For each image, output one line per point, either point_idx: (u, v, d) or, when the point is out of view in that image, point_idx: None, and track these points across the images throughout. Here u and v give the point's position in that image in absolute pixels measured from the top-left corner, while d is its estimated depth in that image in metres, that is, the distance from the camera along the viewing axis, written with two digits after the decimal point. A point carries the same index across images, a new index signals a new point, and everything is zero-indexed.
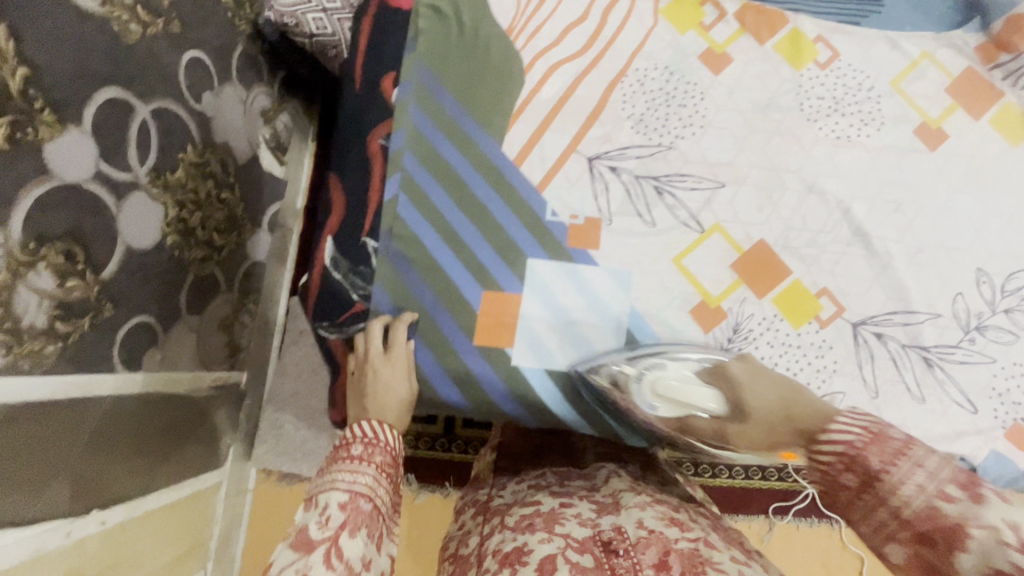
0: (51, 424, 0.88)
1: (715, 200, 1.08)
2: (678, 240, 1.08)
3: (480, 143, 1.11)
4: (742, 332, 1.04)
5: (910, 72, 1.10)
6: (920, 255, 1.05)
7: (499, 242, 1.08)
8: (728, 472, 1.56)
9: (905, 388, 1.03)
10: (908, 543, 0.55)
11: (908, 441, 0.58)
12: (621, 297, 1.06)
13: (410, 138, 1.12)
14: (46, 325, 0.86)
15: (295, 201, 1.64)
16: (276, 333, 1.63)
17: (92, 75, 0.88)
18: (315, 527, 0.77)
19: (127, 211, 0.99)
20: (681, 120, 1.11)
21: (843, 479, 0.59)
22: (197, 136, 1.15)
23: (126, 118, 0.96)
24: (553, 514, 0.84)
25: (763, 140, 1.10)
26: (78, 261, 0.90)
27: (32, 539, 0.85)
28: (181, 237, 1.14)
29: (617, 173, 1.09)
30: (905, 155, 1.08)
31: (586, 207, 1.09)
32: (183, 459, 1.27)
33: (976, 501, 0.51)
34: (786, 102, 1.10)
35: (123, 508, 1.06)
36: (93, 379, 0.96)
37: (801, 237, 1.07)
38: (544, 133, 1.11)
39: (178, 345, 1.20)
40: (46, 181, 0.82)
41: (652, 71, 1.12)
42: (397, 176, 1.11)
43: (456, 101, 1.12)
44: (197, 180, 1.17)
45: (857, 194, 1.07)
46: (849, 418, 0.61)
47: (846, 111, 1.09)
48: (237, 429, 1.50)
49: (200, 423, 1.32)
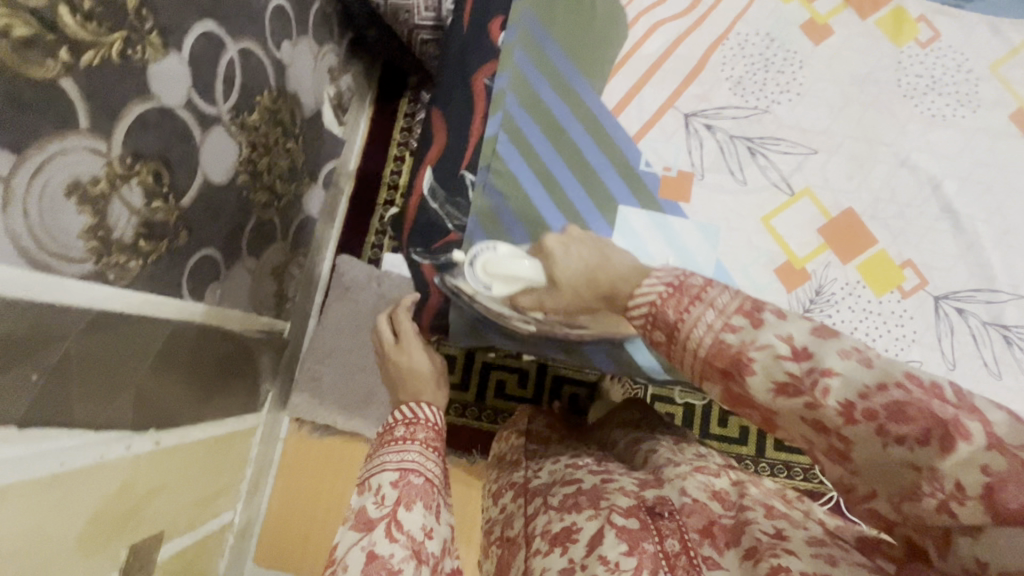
0: (123, 338, 0.86)
1: (807, 165, 0.92)
2: (767, 200, 0.91)
3: (581, 91, 0.92)
4: (825, 296, 0.88)
5: (1017, 53, 0.91)
6: (1011, 236, 0.88)
7: (600, 196, 0.91)
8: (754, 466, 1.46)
9: (982, 364, 0.86)
10: (718, 381, 0.51)
11: (708, 284, 0.53)
12: (708, 251, 0.90)
13: (514, 78, 0.91)
14: (132, 241, 0.84)
15: (349, 162, 1.62)
16: (320, 290, 1.60)
17: (194, 4, 0.88)
18: (372, 506, 0.73)
19: (210, 144, 0.98)
20: (778, 85, 0.93)
21: (654, 336, 0.55)
22: (272, 83, 1.16)
23: (217, 53, 0.96)
24: (597, 489, 0.78)
25: (859, 112, 0.92)
26: (164, 184, 0.89)
27: (95, 446, 0.84)
28: (250, 179, 1.14)
29: (713, 131, 0.93)
30: (1000, 139, 0.90)
31: (681, 161, 0.92)
32: (231, 395, 1.24)
33: (754, 325, 0.49)
34: (884, 76, 0.92)
35: (175, 433, 1.05)
36: (161, 298, 0.94)
37: (890, 208, 0.90)
38: (646, 88, 0.93)
39: (237, 282, 1.18)
40: (148, 101, 0.82)
41: (753, 37, 0.94)
42: (498, 116, 0.90)
43: (560, 44, 0.92)
44: (268, 126, 1.17)
45: (949, 169, 0.90)
46: (659, 276, 0.56)
47: (944, 90, 0.92)
48: (277, 375, 1.44)
49: (248, 364, 1.29)
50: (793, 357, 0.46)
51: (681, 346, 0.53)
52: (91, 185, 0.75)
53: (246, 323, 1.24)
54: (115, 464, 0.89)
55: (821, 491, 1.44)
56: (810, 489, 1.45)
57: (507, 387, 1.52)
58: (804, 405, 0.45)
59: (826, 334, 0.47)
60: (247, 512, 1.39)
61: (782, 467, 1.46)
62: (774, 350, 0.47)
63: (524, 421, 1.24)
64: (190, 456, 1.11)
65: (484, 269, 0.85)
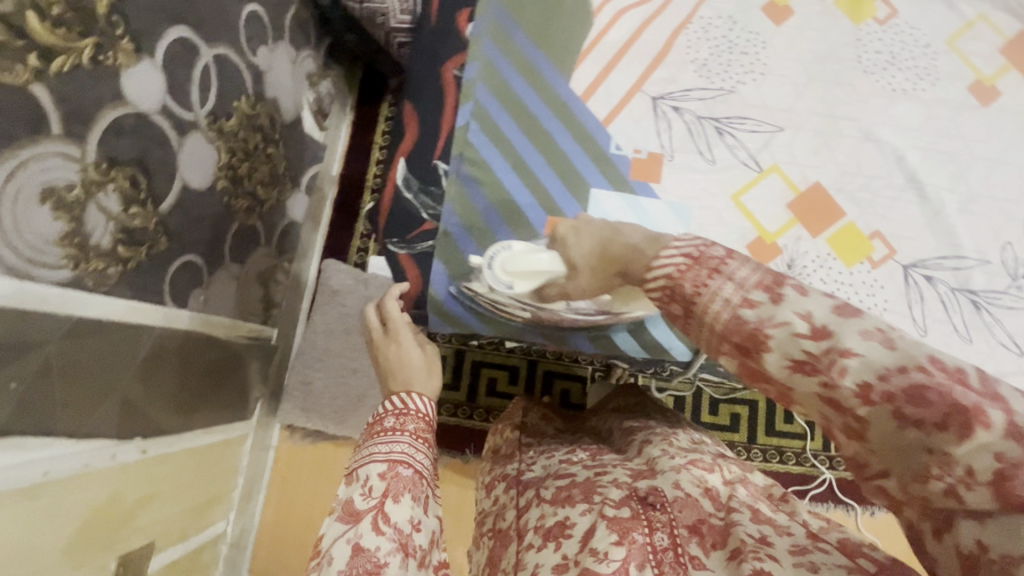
0: (105, 346, 0.85)
1: (773, 143, 1.11)
2: (734, 178, 1.10)
3: (548, 79, 1.14)
4: (797, 269, 1.06)
5: (965, 32, 1.12)
6: (970, 204, 1.07)
7: (562, 167, 1.11)
8: (746, 453, 1.47)
9: (953, 328, 1.03)
10: (734, 355, 0.54)
11: (727, 255, 0.56)
12: (676, 227, 1.08)
13: (484, 70, 1.15)
14: (110, 247, 0.84)
15: (331, 168, 1.62)
16: (306, 295, 1.58)
17: (165, 10, 0.88)
18: (360, 497, 0.74)
19: (188, 150, 0.98)
20: (743, 66, 1.14)
21: (670, 309, 0.59)
22: (250, 88, 1.16)
23: (191, 58, 0.96)
24: (589, 483, 0.78)
25: (823, 89, 1.13)
26: (142, 190, 0.89)
27: (80, 455, 0.83)
28: (231, 184, 1.14)
29: (680, 113, 1.13)
30: (961, 112, 1.10)
31: (649, 143, 1.12)
32: (219, 404, 1.23)
33: (774, 300, 0.52)
34: (844, 54, 1.13)
35: (162, 442, 1.04)
36: (144, 306, 0.93)
37: (857, 181, 1.09)
38: (611, 73, 1.14)
39: (221, 288, 1.17)
40: (122, 106, 0.82)
41: (715, 20, 1.15)
42: (469, 105, 1.14)
43: (531, 42, 1.16)
44: (247, 131, 1.17)
45: (912, 142, 1.10)
46: (676, 246, 0.59)
47: (902, 66, 1.12)
48: (267, 383, 1.44)
49: (237, 372, 1.28)
50: (812, 335, 0.49)
51: (697, 320, 0.57)
52: (66, 191, 0.75)
53: (232, 329, 1.23)
54: (99, 477, 0.88)
55: (813, 473, 1.46)
56: (802, 472, 1.46)
57: (499, 384, 1.52)
58: (820, 382, 0.49)
59: (848, 314, 0.50)
60: (240, 522, 1.38)
61: (775, 453, 1.47)
62: (792, 327, 0.50)
63: (519, 413, 1.23)
64: (179, 464, 1.10)
65: (504, 269, 0.93)
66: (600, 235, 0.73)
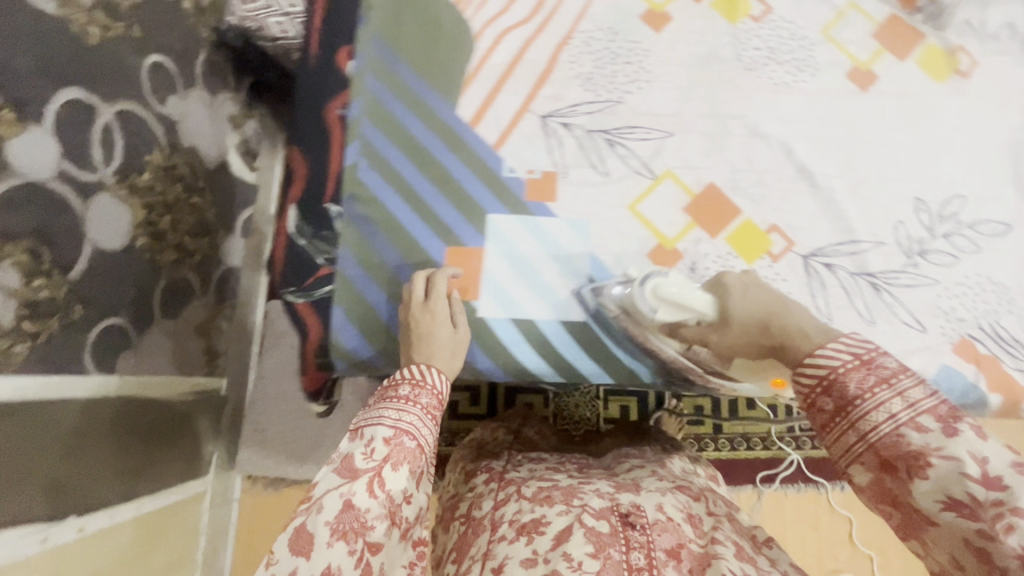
0: (21, 426, 0.82)
1: (665, 149, 1.02)
2: (631, 187, 1.01)
3: (434, 107, 1.04)
4: (699, 272, 0.97)
5: (838, 21, 1.03)
6: (863, 186, 0.98)
7: (461, 202, 1.01)
8: (714, 444, 1.48)
9: (855, 312, 0.95)
10: (873, 468, 0.59)
11: (898, 371, 0.59)
12: (581, 246, 0.99)
13: (369, 107, 1.04)
14: (13, 324, 0.81)
15: (268, 207, 1.58)
16: (256, 341, 1.53)
17: (52, 74, 0.86)
18: (360, 456, 0.72)
19: (96, 211, 0.95)
20: (627, 76, 1.04)
21: (820, 402, 0.62)
22: (162, 140, 1.13)
23: (88, 118, 0.93)
24: (571, 489, 0.83)
25: (708, 91, 1.03)
26: (45, 260, 0.85)
27: (8, 545, 0.79)
28: (152, 239, 1.11)
29: (569, 129, 1.03)
30: (841, 97, 1.01)
31: (542, 162, 1.02)
32: (166, 466, 1.19)
33: (947, 432, 0.55)
34: (726, 53, 1.03)
35: (102, 516, 0.99)
36: (60, 380, 0.90)
37: (749, 177, 1.00)
38: (499, 95, 1.04)
39: (154, 348, 1.13)
40: (10, 178, 0.79)
41: (596, 33, 1.05)
42: (356, 144, 1.03)
43: (414, 73, 1.05)
44: (165, 183, 1.14)
45: (801, 133, 1.01)
46: (844, 344, 0.62)
47: (783, 58, 1.02)
48: (220, 435, 1.40)
49: (181, 430, 1.24)
50: (982, 482, 0.52)
51: (844, 422, 0.61)
52: None
53: (172, 387, 1.19)
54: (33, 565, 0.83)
55: (780, 456, 1.47)
56: (769, 457, 1.47)
57: (459, 407, 1.50)
58: (978, 527, 0.53)
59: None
60: None
61: (742, 441, 1.48)
62: (962, 466, 0.53)
63: (517, 425, 1.26)
64: (132, 537, 1.06)
65: (653, 293, 0.88)
66: (763, 308, 0.78)
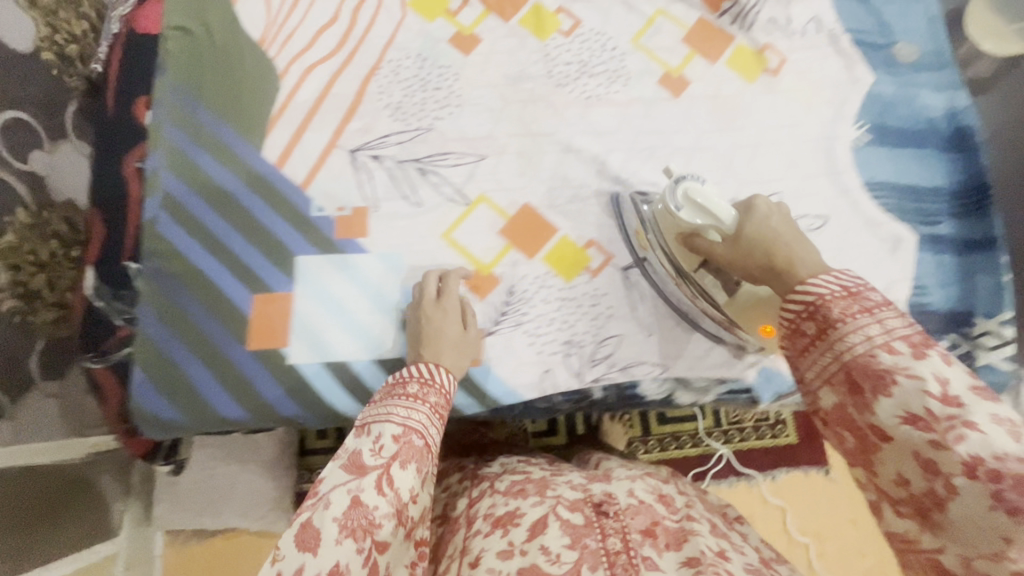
0: None
1: (478, 172, 1.03)
2: (444, 216, 1.01)
3: (239, 151, 1.01)
4: (518, 295, 0.99)
5: (647, 29, 1.09)
6: None
7: (268, 246, 0.98)
8: (644, 446, 1.47)
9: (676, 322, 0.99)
10: (841, 389, 0.61)
11: (882, 302, 0.60)
12: (393, 279, 0.99)
13: (168, 158, 1.00)
14: None
15: None
16: None
17: None
18: (369, 452, 0.69)
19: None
20: (437, 102, 1.05)
21: (804, 326, 0.63)
22: (26, 197, 1.11)
23: None
24: (544, 480, 0.78)
25: (519, 109, 1.05)
26: None
27: None
28: (22, 301, 1.09)
29: (380, 160, 1.02)
30: (653, 105, 1.06)
31: (352, 197, 1.01)
32: (69, 531, 1.12)
33: (915, 355, 0.56)
34: (535, 71, 1.07)
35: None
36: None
37: (563, 193, 1.03)
38: (304, 134, 1.02)
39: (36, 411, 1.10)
40: None
41: (405, 61, 1.06)
42: (156, 197, 0.99)
43: (215, 117, 1.02)
44: (34, 241, 1.11)
45: (611, 146, 1.04)
46: (830, 278, 0.63)
47: (593, 71, 1.07)
48: (131, 492, 1.35)
49: (79, 492, 1.18)
50: (941, 399, 0.54)
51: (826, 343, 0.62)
52: None
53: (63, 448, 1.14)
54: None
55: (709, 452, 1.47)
56: (699, 453, 1.47)
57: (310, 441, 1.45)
58: (930, 440, 0.54)
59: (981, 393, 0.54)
60: None
61: (671, 440, 1.47)
62: (924, 384, 0.55)
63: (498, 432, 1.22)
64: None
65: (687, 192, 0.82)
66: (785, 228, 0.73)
